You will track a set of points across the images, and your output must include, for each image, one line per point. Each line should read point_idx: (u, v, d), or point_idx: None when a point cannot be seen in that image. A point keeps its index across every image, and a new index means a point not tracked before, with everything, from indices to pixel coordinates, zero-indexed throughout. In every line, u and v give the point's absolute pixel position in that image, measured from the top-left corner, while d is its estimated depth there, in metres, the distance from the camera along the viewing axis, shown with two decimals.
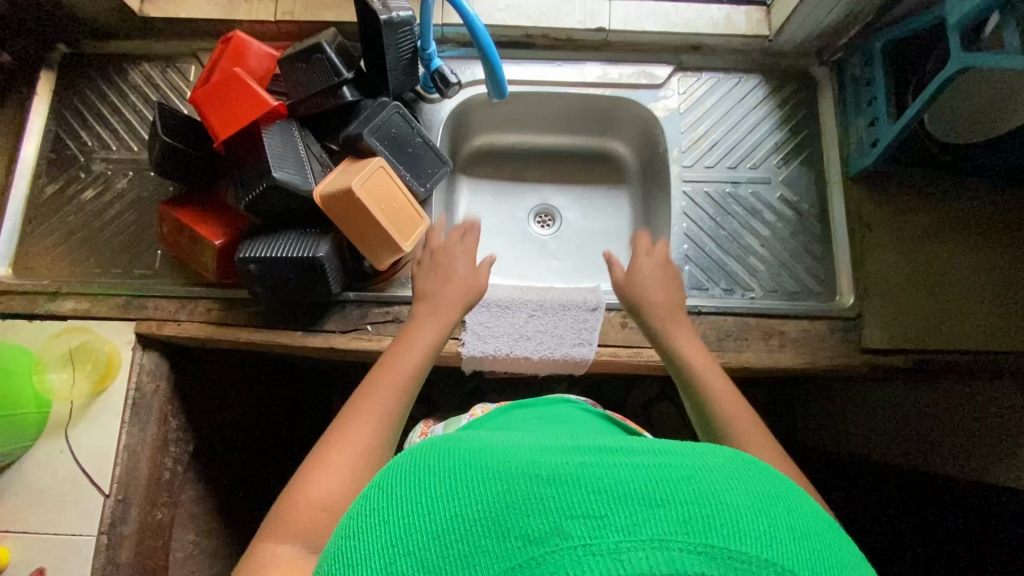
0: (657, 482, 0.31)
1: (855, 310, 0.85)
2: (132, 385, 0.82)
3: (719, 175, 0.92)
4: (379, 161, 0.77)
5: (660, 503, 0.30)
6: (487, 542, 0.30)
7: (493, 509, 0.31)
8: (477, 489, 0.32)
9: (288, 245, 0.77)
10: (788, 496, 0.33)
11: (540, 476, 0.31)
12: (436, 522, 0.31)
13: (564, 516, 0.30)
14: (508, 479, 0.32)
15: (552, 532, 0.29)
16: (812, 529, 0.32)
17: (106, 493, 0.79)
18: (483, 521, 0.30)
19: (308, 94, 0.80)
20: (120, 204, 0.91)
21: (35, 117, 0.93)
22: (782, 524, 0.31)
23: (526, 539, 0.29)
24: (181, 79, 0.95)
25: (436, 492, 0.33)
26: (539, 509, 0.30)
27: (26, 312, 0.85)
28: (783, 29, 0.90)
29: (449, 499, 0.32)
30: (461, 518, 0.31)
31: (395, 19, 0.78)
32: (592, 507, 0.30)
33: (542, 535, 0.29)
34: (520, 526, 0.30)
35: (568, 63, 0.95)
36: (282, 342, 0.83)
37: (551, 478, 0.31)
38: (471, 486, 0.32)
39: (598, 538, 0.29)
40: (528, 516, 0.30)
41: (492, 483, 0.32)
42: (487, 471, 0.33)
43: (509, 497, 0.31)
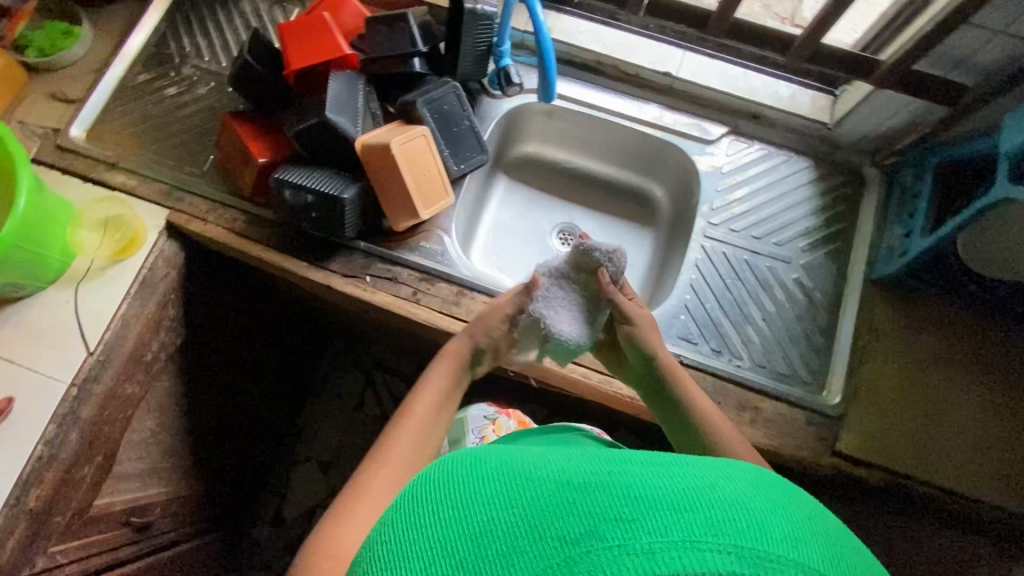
0: (684, 493, 0.33)
1: (838, 411, 0.83)
2: (146, 264, 0.89)
3: (742, 241, 0.92)
4: (423, 129, 0.82)
5: (687, 509, 0.32)
6: (524, 543, 0.32)
7: (534, 513, 0.34)
8: (516, 497, 0.35)
9: (321, 181, 0.83)
10: (810, 507, 0.36)
11: (572, 485, 0.35)
12: (479, 527, 0.34)
13: (598, 520, 0.32)
14: (543, 489, 0.35)
15: (588, 532, 0.32)
16: (835, 538, 0.34)
17: (90, 350, 0.85)
18: (524, 523, 0.33)
19: (379, 54, 0.86)
20: (194, 108, 0.99)
21: (152, 15, 1.04)
22: (809, 531, 0.33)
23: (562, 539, 0.32)
24: (282, 17, 1.04)
25: (480, 501, 0.36)
26: (576, 513, 0.33)
27: (83, 174, 0.93)
28: (843, 122, 0.92)
29: (495, 504, 0.36)
30: (507, 520, 0.34)
31: (479, 10, 0.84)
32: (622, 511, 0.32)
33: (579, 536, 0.32)
34: (557, 528, 0.32)
35: (629, 98, 0.98)
36: (287, 268, 0.88)
37: (581, 486, 0.34)
38: (512, 495, 0.36)
39: (632, 539, 0.31)
40: (560, 519, 0.33)
41: (531, 492, 0.35)
42: (527, 482, 0.36)
43: (545, 504, 0.34)
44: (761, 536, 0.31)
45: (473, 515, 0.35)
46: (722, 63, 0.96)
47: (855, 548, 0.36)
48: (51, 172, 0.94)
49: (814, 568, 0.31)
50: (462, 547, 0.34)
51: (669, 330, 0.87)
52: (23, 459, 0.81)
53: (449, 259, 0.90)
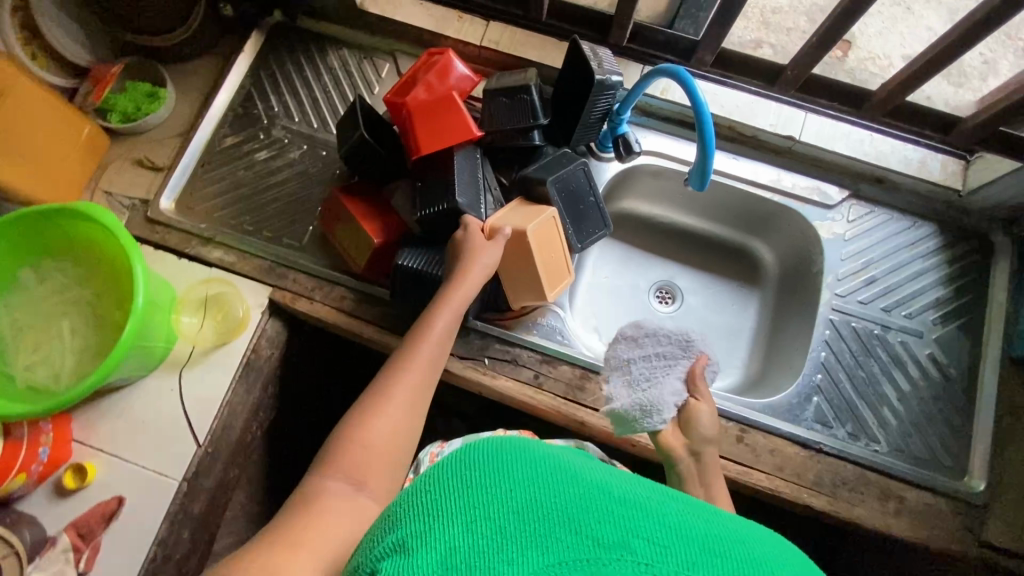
0: (710, 537, 0.35)
1: (984, 499, 0.79)
2: (251, 347, 0.85)
3: (871, 313, 0.89)
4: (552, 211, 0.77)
5: (711, 551, 0.34)
6: (563, 533, 0.34)
7: (576, 509, 0.35)
8: (560, 484, 0.36)
9: (444, 266, 0.78)
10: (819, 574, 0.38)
11: (613, 495, 0.36)
12: (519, 500, 0.35)
13: (631, 534, 0.34)
14: (585, 489, 0.36)
15: (621, 542, 0.33)
16: None
17: (199, 443, 0.81)
18: (569, 513, 0.34)
19: (499, 126, 0.81)
20: (287, 173, 0.95)
21: (236, 72, 0.99)
22: None
23: (598, 541, 0.33)
24: (374, 74, 0.99)
25: (529, 480, 0.36)
26: (615, 521, 0.34)
27: (178, 249, 0.89)
28: (979, 190, 0.87)
29: (546, 490, 0.36)
30: (551, 507, 0.35)
31: (608, 81, 0.79)
32: (655, 535, 0.34)
33: (613, 542, 0.33)
34: (594, 529, 0.34)
35: (745, 159, 0.93)
36: (401, 350, 0.84)
37: (622, 499, 0.36)
38: (558, 481, 0.36)
39: (659, 563, 0.33)
40: (602, 523, 0.34)
41: (574, 488, 0.36)
42: (570, 475, 0.37)
43: (587, 502, 0.35)
44: None
45: (519, 490, 0.35)
46: (847, 126, 0.92)
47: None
48: (144, 248, 0.89)
49: None
50: (505, 515, 0.34)
51: (802, 414, 0.84)
52: (136, 562, 0.77)
53: (568, 337, 0.86)
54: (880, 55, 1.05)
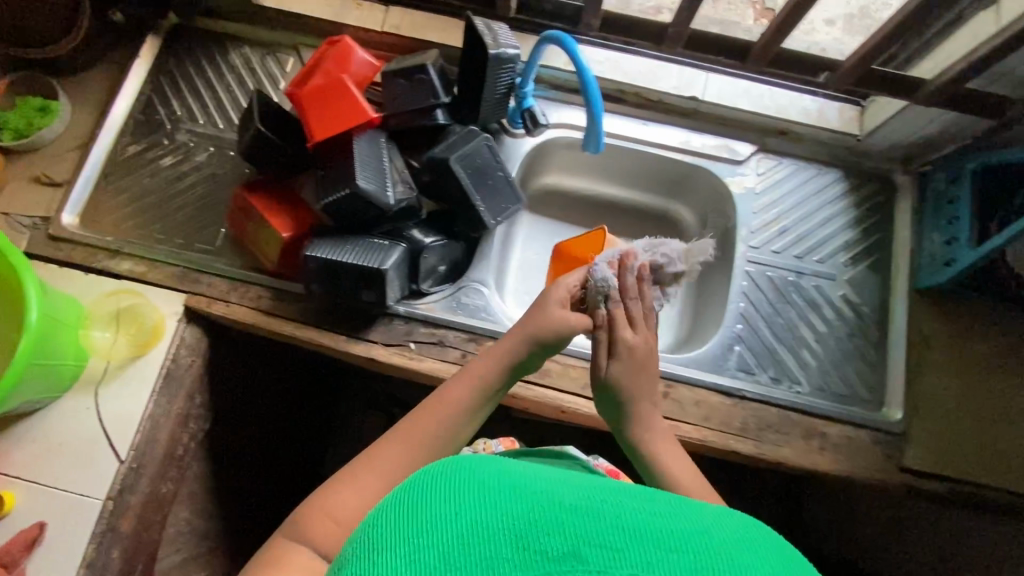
0: (665, 530, 0.31)
1: (901, 427, 0.83)
2: (169, 356, 0.83)
3: (785, 262, 0.91)
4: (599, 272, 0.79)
5: (670, 546, 0.31)
6: (507, 553, 0.30)
7: (523, 525, 0.31)
8: (508, 499, 0.32)
9: (355, 252, 0.78)
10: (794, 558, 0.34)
11: (563, 504, 0.33)
12: (461, 525, 0.31)
13: (582, 543, 0.30)
14: (532, 503, 0.32)
15: (571, 554, 0.30)
16: None
17: (121, 459, 0.79)
18: (511, 532, 0.31)
19: (401, 108, 0.81)
20: (195, 178, 0.92)
21: (134, 78, 0.96)
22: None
23: (546, 556, 0.30)
24: (277, 69, 0.97)
25: (470, 500, 0.32)
26: (565, 533, 0.31)
27: (84, 264, 0.86)
28: (876, 133, 0.90)
29: (484, 507, 0.32)
30: (495, 528, 0.31)
31: (504, 55, 0.79)
32: (608, 540, 0.31)
33: (562, 554, 0.30)
34: (541, 544, 0.30)
35: (654, 124, 0.95)
36: (325, 344, 0.83)
37: (573, 506, 0.32)
38: (505, 495, 0.33)
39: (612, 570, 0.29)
40: (547, 534, 0.31)
41: (517, 502, 0.32)
42: (520, 486, 0.34)
43: (533, 514, 0.32)
44: None
45: (462, 514, 0.32)
46: (745, 82, 0.94)
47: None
48: (48, 267, 0.86)
49: None
50: (446, 541, 0.30)
51: (726, 363, 0.86)
52: None
53: (493, 314, 0.87)
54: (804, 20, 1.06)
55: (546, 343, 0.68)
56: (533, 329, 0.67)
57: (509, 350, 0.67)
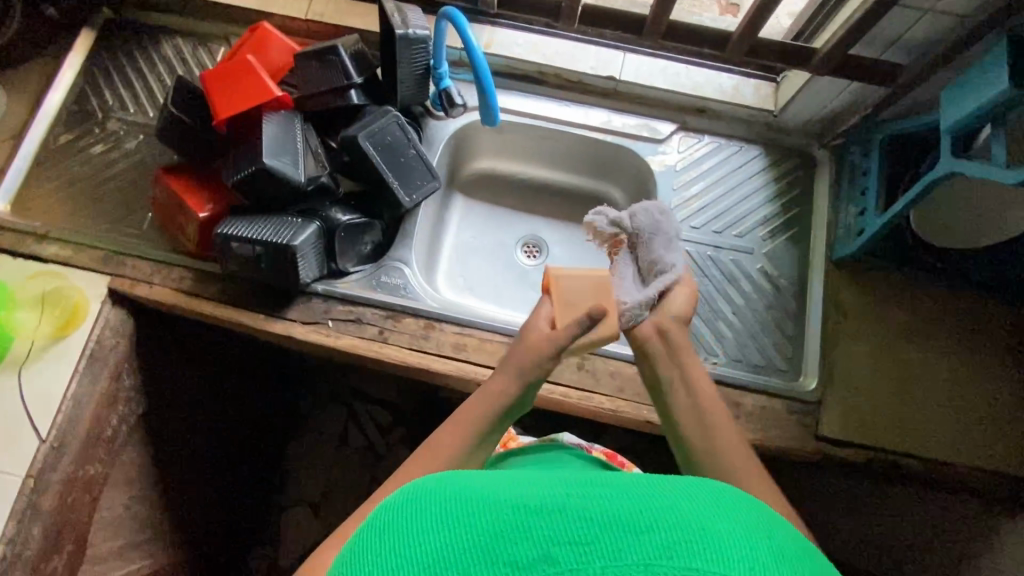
0: (637, 513, 0.30)
1: (815, 396, 0.83)
2: (92, 337, 0.84)
3: (704, 237, 0.92)
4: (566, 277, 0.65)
5: (642, 530, 0.29)
6: (475, 569, 0.28)
7: (489, 535, 0.30)
8: (472, 515, 0.31)
9: (267, 229, 0.79)
10: (780, 529, 0.33)
11: (529, 505, 0.31)
12: (423, 551, 0.30)
13: (553, 544, 0.29)
14: (498, 510, 0.31)
15: (543, 558, 0.28)
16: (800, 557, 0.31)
17: (43, 438, 0.80)
18: (477, 548, 0.29)
19: (315, 90, 0.83)
20: (125, 165, 0.94)
21: (67, 70, 0.98)
22: (771, 546, 0.30)
23: (517, 565, 0.28)
24: (208, 58, 0.99)
25: (437, 522, 0.31)
26: (534, 536, 0.29)
27: (11, 249, 0.88)
28: (788, 108, 0.92)
29: (450, 526, 0.31)
30: (464, 545, 0.29)
31: (412, 35, 0.81)
32: (576, 532, 0.29)
33: (535, 560, 0.28)
34: (511, 552, 0.29)
35: (576, 105, 0.97)
36: (243, 322, 0.84)
37: (539, 506, 0.31)
38: (468, 511, 0.31)
39: (586, 565, 0.28)
40: (516, 542, 0.29)
41: (482, 513, 0.31)
42: (483, 497, 0.32)
43: (497, 523, 0.30)
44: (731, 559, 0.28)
45: (430, 540, 0.30)
46: (663, 62, 0.96)
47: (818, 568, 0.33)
48: None
49: None
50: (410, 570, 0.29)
51: None
52: None
53: (413, 291, 0.88)
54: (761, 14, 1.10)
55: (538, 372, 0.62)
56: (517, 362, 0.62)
57: (499, 386, 0.61)
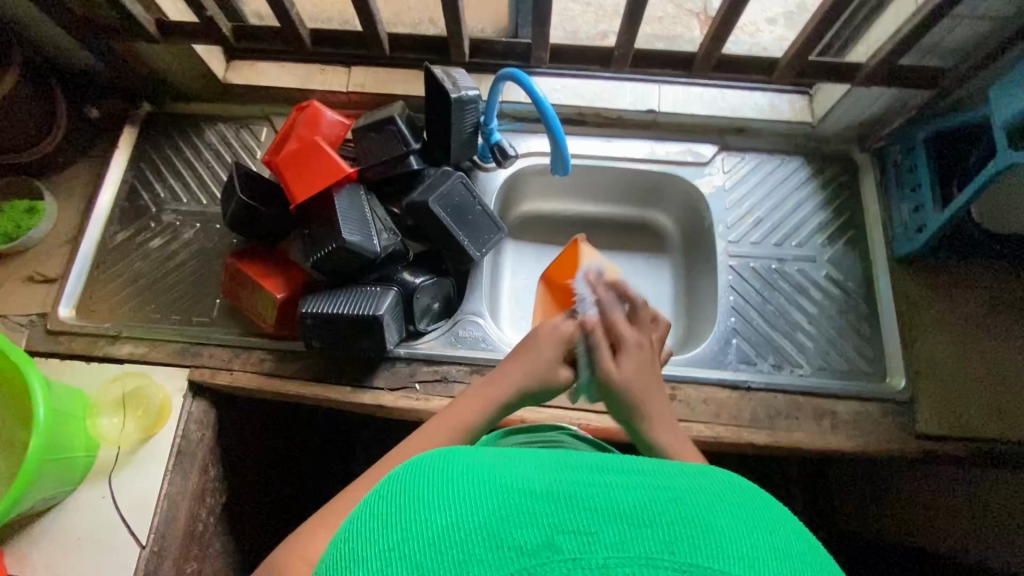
0: (643, 504, 0.30)
1: (907, 394, 0.83)
2: (179, 433, 0.83)
3: (764, 251, 0.94)
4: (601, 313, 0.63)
5: (645, 524, 0.29)
6: (482, 551, 0.29)
7: (494, 518, 0.30)
8: (477, 497, 0.31)
9: (350, 302, 0.79)
10: (779, 522, 0.32)
11: (535, 493, 0.31)
12: (430, 530, 0.30)
13: (558, 531, 0.29)
14: (500, 495, 0.31)
15: (546, 545, 0.29)
16: (798, 551, 0.31)
17: (143, 544, 0.78)
18: (482, 531, 0.29)
19: (376, 160, 0.84)
20: (185, 254, 0.94)
21: (116, 168, 0.99)
22: (766, 545, 0.30)
23: (520, 550, 0.28)
24: (253, 140, 1.01)
25: (439, 501, 0.31)
26: (536, 521, 0.29)
27: (86, 354, 0.87)
28: (826, 118, 0.94)
29: (453, 504, 0.31)
30: (468, 527, 0.30)
31: (465, 97, 0.83)
32: (582, 523, 0.29)
33: (538, 546, 0.29)
34: (512, 538, 0.29)
35: (619, 140, 0.99)
36: (331, 397, 0.84)
37: (545, 495, 0.31)
38: (472, 494, 0.31)
39: (587, 554, 0.28)
40: (520, 528, 0.29)
41: (487, 496, 0.31)
42: (491, 481, 0.32)
43: (505, 510, 0.30)
44: (727, 557, 0.28)
45: (433, 517, 0.31)
46: (697, 89, 0.99)
47: (816, 554, 0.32)
48: (50, 362, 0.87)
49: None
50: (417, 550, 0.30)
51: (726, 358, 0.87)
52: None
53: (492, 343, 0.88)
54: (746, 24, 1.14)
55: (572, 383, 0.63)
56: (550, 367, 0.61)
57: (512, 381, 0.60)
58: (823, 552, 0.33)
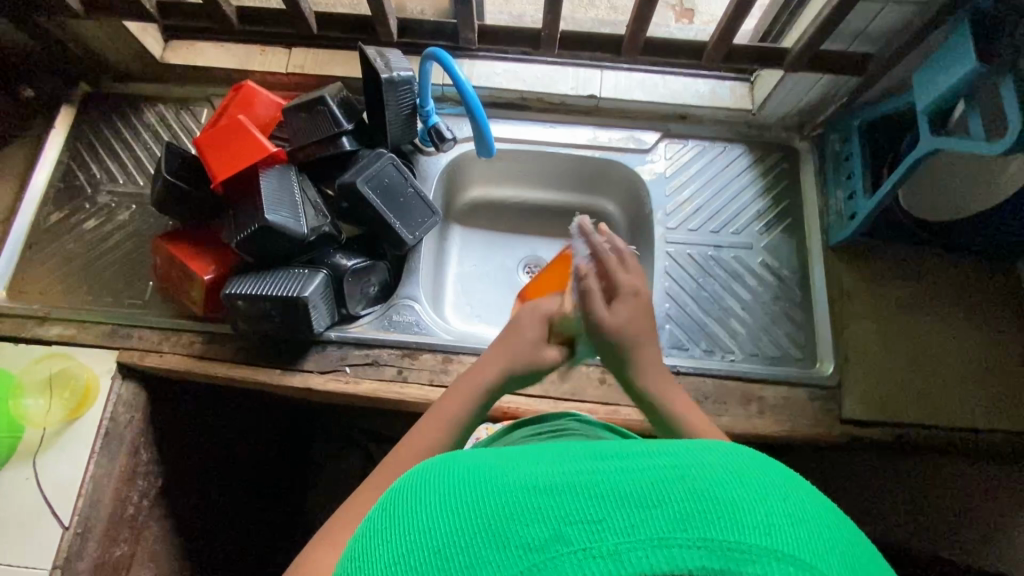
0: (652, 480, 0.28)
1: (834, 379, 0.84)
2: (106, 415, 0.82)
3: (702, 238, 0.94)
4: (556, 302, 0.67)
5: (654, 503, 0.27)
6: (484, 555, 0.27)
7: (496, 519, 0.28)
8: (479, 502, 0.30)
9: (276, 283, 0.79)
10: (792, 488, 0.30)
11: (536, 486, 0.29)
12: (433, 539, 0.29)
13: (564, 523, 0.27)
14: (502, 494, 0.29)
15: (553, 538, 0.27)
16: (816, 513, 0.29)
17: (65, 525, 0.78)
18: (485, 533, 0.28)
19: (306, 141, 0.83)
20: (120, 236, 0.93)
21: (51, 148, 0.97)
22: (782, 509, 0.28)
23: (528, 547, 0.27)
24: (192, 121, 1.00)
25: (439, 510, 0.31)
26: (541, 515, 0.28)
27: (13, 336, 0.86)
28: (765, 105, 0.94)
29: (454, 509, 0.30)
30: (470, 531, 0.28)
31: (396, 78, 0.82)
32: (589, 510, 0.27)
33: (545, 541, 0.27)
34: (518, 535, 0.27)
35: (561, 126, 0.99)
36: (259, 380, 0.83)
37: (546, 487, 0.29)
38: (473, 499, 0.30)
39: (598, 542, 0.26)
40: (525, 525, 0.28)
41: (488, 497, 0.30)
42: (493, 482, 0.31)
43: (506, 508, 0.29)
44: (743, 527, 0.26)
45: (436, 526, 0.30)
46: (639, 75, 0.98)
47: (834, 517, 0.30)
48: None
49: (788, 554, 0.26)
50: (422, 561, 0.28)
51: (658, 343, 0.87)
52: None
53: (425, 327, 0.88)
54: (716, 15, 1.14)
55: (534, 358, 0.64)
56: (515, 346, 0.64)
57: (491, 370, 0.63)
58: (843, 518, 0.31)
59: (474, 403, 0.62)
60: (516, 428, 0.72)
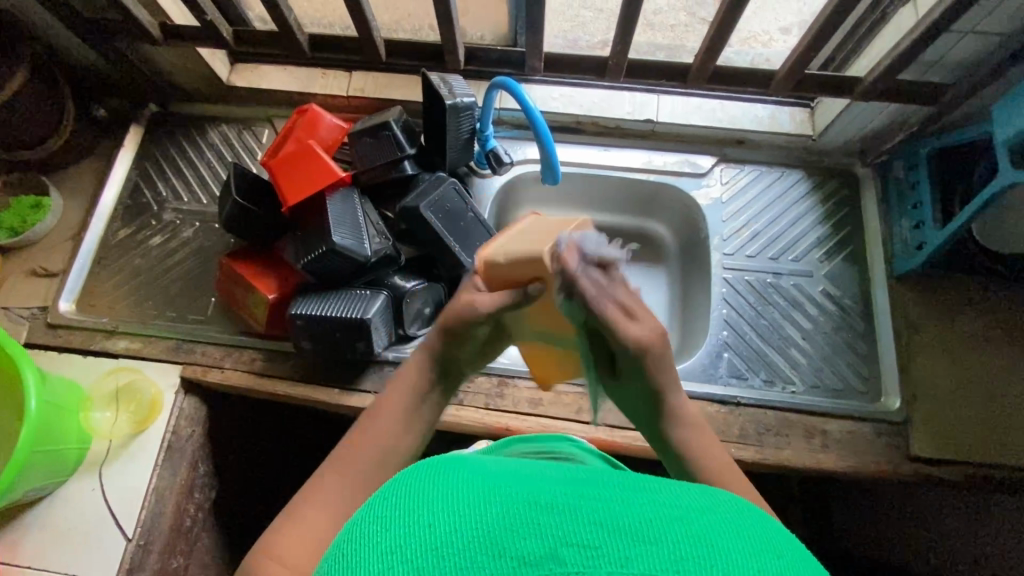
0: (646, 520, 0.29)
1: (901, 415, 0.82)
2: (170, 428, 0.84)
3: (760, 265, 0.93)
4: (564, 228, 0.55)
5: (647, 540, 0.27)
6: (482, 559, 0.27)
7: (497, 526, 0.28)
8: (479, 504, 0.29)
9: (339, 305, 0.80)
10: (785, 543, 0.30)
11: (539, 505, 0.29)
12: (434, 530, 0.28)
13: (561, 543, 0.28)
14: (505, 503, 0.29)
15: (550, 556, 0.27)
16: (803, 568, 0.28)
17: (129, 537, 0.79)
18: (485, 538, 0.28)
19: (370, 165, 0.85)
20: (184, 253, 0.96)
21: (120, 165, 1.01)
22: (768, 564, 0.27)
23: (524, 560, 0.27)
24: (254, 141, 1.02)
25: (435, 505, 0.30)
26: (540, 532, 0.28)
27: (82, 348, 0.89)
28: (827, 131, 0.93)
29: (454, 507, 0.29)
30: (470, 530, 0.28)
31: (460, 104, 0.83)
32: (585, 536, 0.28)
33: (541, 557, 0.27)
34: (517, 547, 0.27)
35: (616, 149, 0.99)
36: (319, 399, 0.84)
37: (547, 506, 0.29)
38: (474, 500, 0.30)
39: (590, 567, 0.27)
40: (524, 538, 0.28)
41: (488, 502, 0.29)
42: (494, 489, 0.31)
43: (506, 517, 0.29)
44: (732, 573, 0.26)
45: (433, 518, 0.29)
46: (697, 99, 0.98)
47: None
48: (49, 353, 0.89)
49: None
50: (418, 552, 0.27)
51: (717, 372, 0.86)
52: None
53: None
54: (758, 32, 1.12)
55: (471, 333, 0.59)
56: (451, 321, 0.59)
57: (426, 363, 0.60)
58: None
59: (431, 375, 0.60)
60: (516, 442, 0.71)
